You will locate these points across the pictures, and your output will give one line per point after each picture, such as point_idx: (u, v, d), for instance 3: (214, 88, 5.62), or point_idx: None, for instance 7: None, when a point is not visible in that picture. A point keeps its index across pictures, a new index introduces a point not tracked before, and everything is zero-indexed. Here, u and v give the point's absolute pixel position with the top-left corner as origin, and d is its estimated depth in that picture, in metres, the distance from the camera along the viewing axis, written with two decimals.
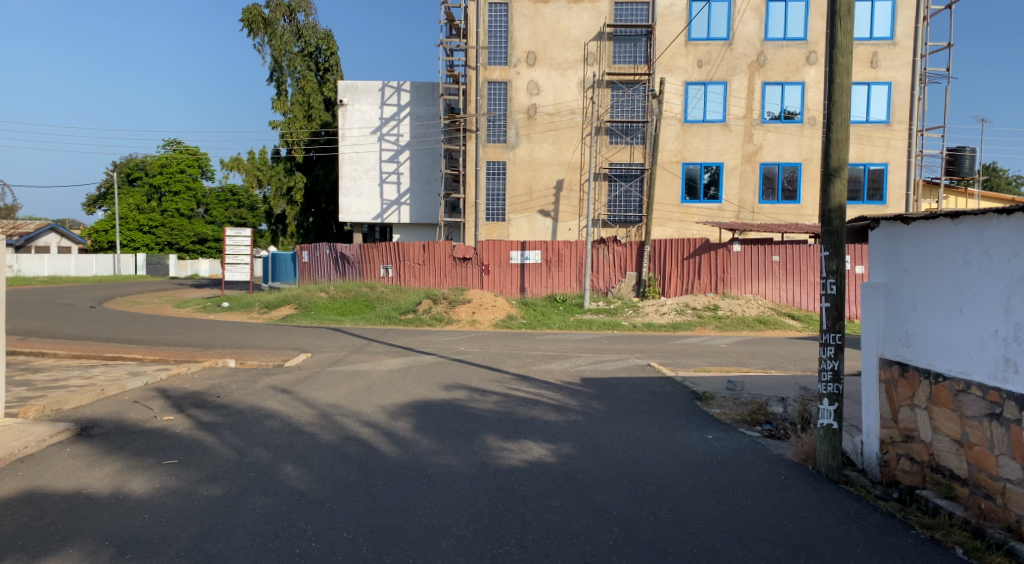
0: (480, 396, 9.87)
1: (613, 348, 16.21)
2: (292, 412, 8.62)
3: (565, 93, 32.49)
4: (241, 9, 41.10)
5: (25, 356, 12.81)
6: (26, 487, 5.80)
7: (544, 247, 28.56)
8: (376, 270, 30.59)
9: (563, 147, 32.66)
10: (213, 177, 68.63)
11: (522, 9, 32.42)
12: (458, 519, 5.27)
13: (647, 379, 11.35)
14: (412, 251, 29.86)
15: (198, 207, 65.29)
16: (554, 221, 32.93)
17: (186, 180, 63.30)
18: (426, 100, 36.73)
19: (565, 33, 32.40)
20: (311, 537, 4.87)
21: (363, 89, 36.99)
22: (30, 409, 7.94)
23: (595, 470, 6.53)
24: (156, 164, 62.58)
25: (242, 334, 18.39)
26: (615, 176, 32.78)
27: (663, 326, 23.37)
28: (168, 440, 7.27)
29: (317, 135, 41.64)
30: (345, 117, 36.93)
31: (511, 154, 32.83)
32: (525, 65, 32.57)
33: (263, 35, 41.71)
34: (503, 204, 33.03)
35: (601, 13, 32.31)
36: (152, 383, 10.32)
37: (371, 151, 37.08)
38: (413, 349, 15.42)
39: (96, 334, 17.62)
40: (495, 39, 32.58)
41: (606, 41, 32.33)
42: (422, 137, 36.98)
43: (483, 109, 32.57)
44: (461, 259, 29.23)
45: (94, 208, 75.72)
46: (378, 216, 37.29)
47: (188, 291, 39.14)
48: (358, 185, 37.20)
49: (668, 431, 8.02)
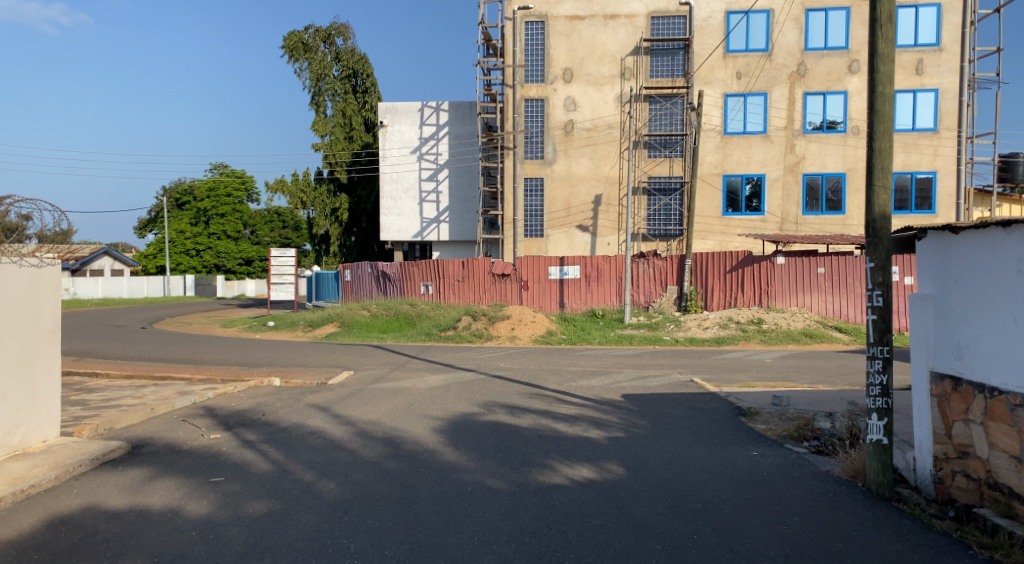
0: (524, 413, 9.79)
1: (655, 363, 15.98)
2: (334, 430, 8.70)
3: (603, 108, 32.52)
4: (282, 38, 43.00)
5: (80, 376, 13.17)
6: (84, 503, 5.98)
7: (583, 261, 28.45)
8: (417, 287, 30.96)
9: (601, 161, 32.64)
10: (259, 198, 70.98)
11: (559, 27, 32.65)
12: (499, 537, 5.26)
13: (690, 396, 11.12)
14: (451, 268, 30.14)
15: (247, 228, 68.80)
16: (593, 236, 32.83)
17: (233, 203, 65.20)
18: (464, 119, 37.16)
19: (602, 49, 32.46)
20: (353, 555, 4.91)
21: (403, 110, 37.55)
22: (84, 428, 8.16)
23: (638, 488, 6.45)
24: (204, 187, 64.41)
25: (288, 352, 18.66)
26: (654, 190, 32.62)
27: (706, 341, 23.05)
28: (214, 458, 7.41)
29: (358, 156, 42.37)
30: (385, 138, 37.52)
31: (549, 170, 32.95)
32: (562, 81, 32.72)
33: (304, 61, 43.07)
34: (541, 220, 33.09)
35: (637, 28, 32.26)
36: (200, 401, 10.53)
37: (411, 171, 37.61)
38: (453, 365, 15.45)
39: (147, 353, 18.11)
40: (532, 56, 32.79)
41: (643, 56, 32.26)
42: (460, 156, 37.31)
43: (521, 127, 32.81)
44: (500, 276, 29.33)
45: (145, 232, 78.19)
46: (418, 234, 37.73)
47: (234, 311, 39.86)
48: (398, 205, 37.78)
49: (712, 447, 7.87)
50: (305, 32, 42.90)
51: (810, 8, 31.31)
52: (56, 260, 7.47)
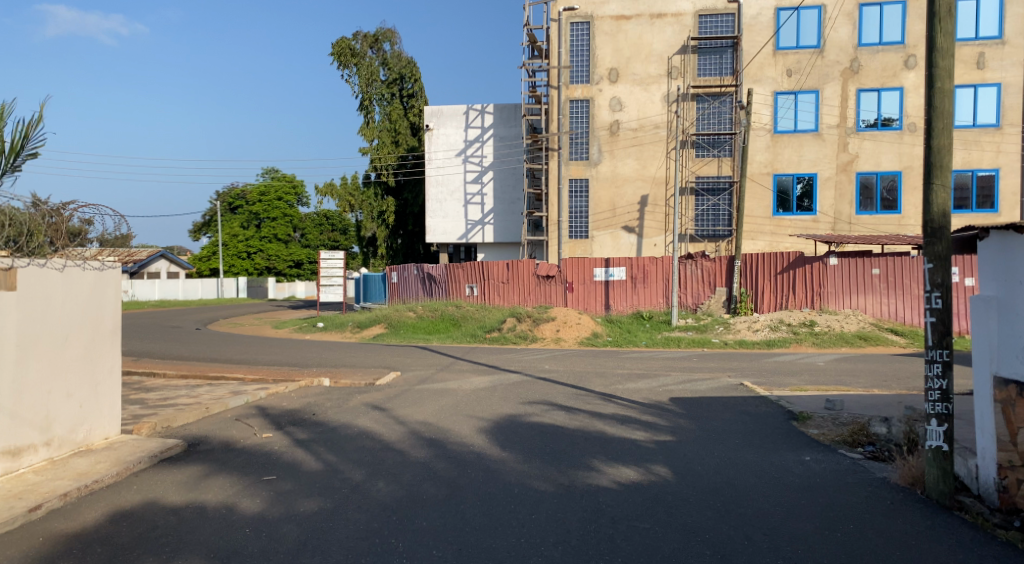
0: (572, 415, 9.76)
1: (704, 366, 15.78)
2: (383, 430, 8.80)
3: (649, 108, 32.31)
4: (331, 44, 43.81)
5: (139, 376, 13.60)
6: (145, 498, 6.17)
7: (629, 263, 28.23)
8: (462, 289, 31.17)
9: (648, 162, 32.35)
10: (309, 201, 71.97)
11: (605, 27, 32.47)
12: (546, 539, 5.24)
13: (740, 400, 10.94)
14: (496, 269, 30.24)
15: (298, 231, 70.08)
16: (639, 237, 32.55)
17: (284, 208, 66.21)
18: (509, 121, 37.24)
19: (648, 48, 32.22)
20: (402, 554, 4.95)
21: (449, 113, 37.88)
22: (143, 426, 8.42)
23: (686, 493, 6.35)
24: (256, 192, 65.60)
25: (338, 353, 18.96)
26: (703, 190, 32.24)
27: (756, 344, 22.65)
28: (267, 456, 7.57)
29: (405, 159, 42.91)
30: (431, 141, 37.92)
31: (594, 171, 32.80)
32: (608, 81, 32.54)
33: (352, 66, 43.81)
34: (587, 221, 33.01)
35: (685, 26, 31.95)
36: (253, 401, 10.77)
37: (456, 173, 37.92)
38: (498, 367, 15.50)
39: (203, 354, 18.58)
40: (577, 57, 32.71)
41: (690, 54, 31.92)
42: (505, 158, 37.40)
43: (566, 128, 32.73)
44: (545, 277, 29.33)
45: (200, 235, 80.33)
46: (464, 236, 37.99)
47: (284, 312, 40.76)
48: (443, 207, 38.13)
49: (763, 452, 7.72)
50: (353, 38, 43.64)
51: (863, 3, 30.61)
52: (116, 264, 7.72)
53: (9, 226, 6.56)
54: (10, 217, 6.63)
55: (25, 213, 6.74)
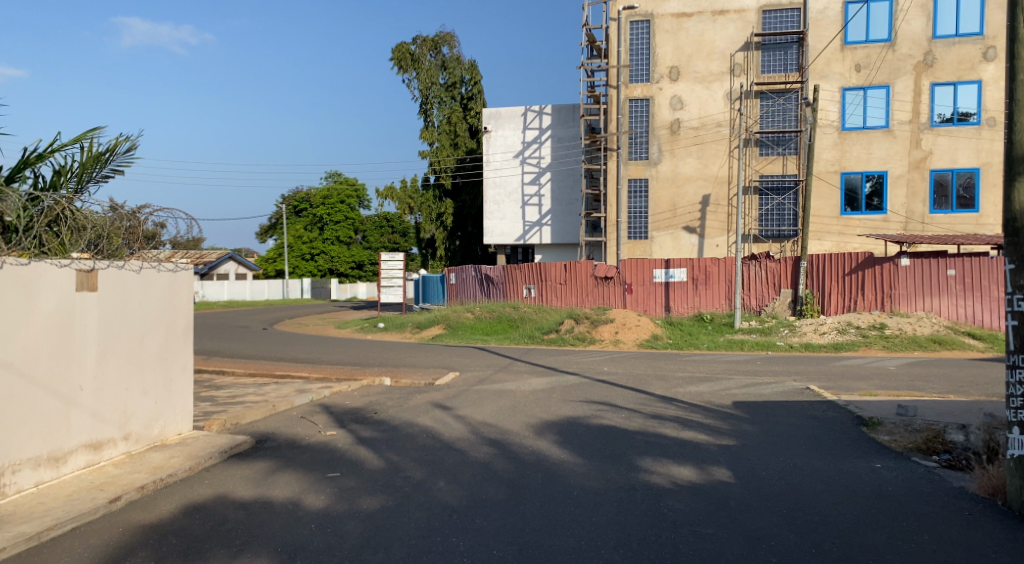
0: (634, 417, 9.67)
1: (768, 369, 15.44)
2: (444, 429, 8.89)
3: (711, 106, 31.81)
4: (391, 49, 44.58)
5: (210, 373, 14.08)
6: (216, 492, 6.38)
7: (689, 264, 27.86)
8: (519, 290, 31.36)
9: (710, 161, 31.88)
10: (370, 204, 73.69)
11: (665, 25, 32.12)
12: (607, 542, 5.20)
13: (806, 404, 10.66)
14: (554, 270, 30.35)
15: (359, 233, 71.85)
16: (700, 237, 32.15)
17: (345, 210, 67.82)
18: (567, 122, 37.19)
19: (709, 45, 31.73)
20: (463, 554, 4.98)
21: (507, 115, 38.12)
22: (214, 422, 8.71)
23: (750, 499, 6.22)
24: (320, 195, 67.40)
25: (401, 353, 19.24)
26: (767, 189, 31.51)
27: (823, 347, 22.03)
28: (331, 454, 7.73)
29: (463, 161, 43.31)
30: (489, 143, 38.24)
31: (653, 170, 32.45)
32: (668, 80, 32.16)
33: (412, 71, 44.54)
34: (646, 222, 32.68)
35: (748, 23, 31.37)
36: (317, 399, 11.01)
37: (514, 175, 38.15)
38: (556, 369, 15.47)
39: (271, 353, 19.10)
40: (637, 56, 32.44)
41: (754, 51, 31.33)
42: (563, 159, 37.38)
43: (625, 127, 32.48)
44: (603, 278, 29.19)
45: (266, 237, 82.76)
46: (521, 237, 38.15)
47: (344, 312, 41.62)
48: (501, 209, 38.34)
49: (831, 458, 7.50)
50: (412, 42, 44.31)
51: None
52: (188, 265, 8.02)
53: (90, 230, 6.96)
54: (89, 222, 7.02)
55: (102, 217, 7.12)
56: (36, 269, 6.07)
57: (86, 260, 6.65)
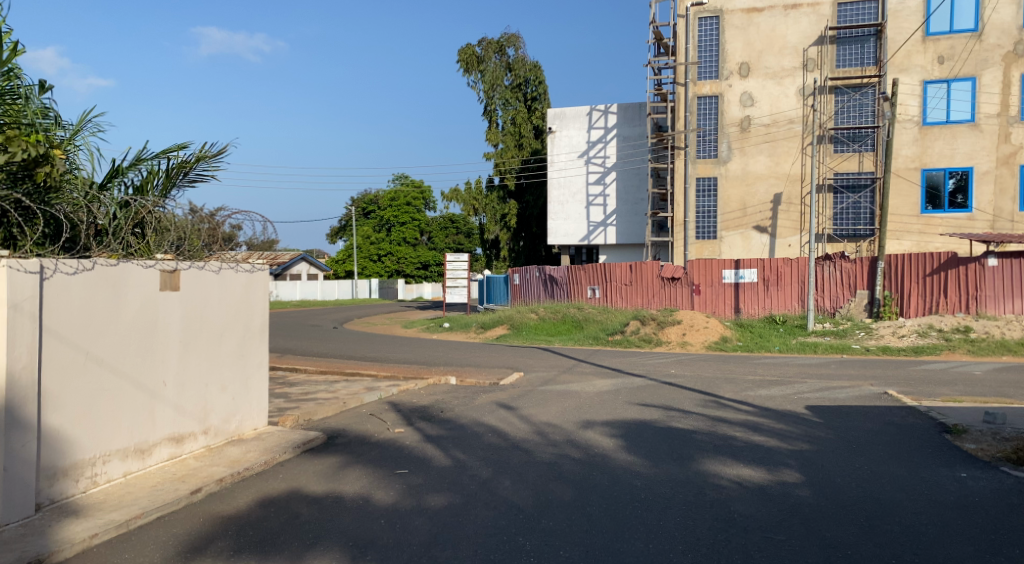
0: (703, 420, 9.51)
1: (842, 373, 14.95)
2: (510, 429, 8.94)
3: (782, 102, 31.03)
4: (457, 52, 45.16)
5: (284, 371, 14.55)
6: (289, 486, 6.58)
7: (760, 264, 27.17)
8: (584, 291, 31.31)
9: (781, 158, 31.13)
10: (435, 205, 75.29)
11: (735, 21, 31.49)
12: (675, 546, 5.13)
13: (885, 409, 10.28)
14: (618, 271, 30.11)
15: (425, 235, 73.40)
16: (772, 237, 31.43)
17: (412, 212, 69.80)
18: (634, 120, 36.84)
19: (782, 40, 30.96)
20: (530, 553, 4.99)
21: (572, 115, 38.18)
22: (287, 418, 8.99)
23: (824, 505, 6.03)
24: (388, 198, 69.72)
25: (468, 352, 19.44)
26: (842, 187, 30.59)
27: (901, 350, 21.17)
28: (399, 450, 7.87)
29: (527, 162, 43.46)
30: (554, 144, 38.27)
31: (723, 169, 31.87)
32: (738, 76, 31.52)
33: (477, 73, 45.02)
34: (715, 222, 32.15)
35: (822, 16, 30.45)
36: (385, 397, 11.25)
37: (579, 175, 38.09)
38: (622, 370, 15.35)
39: (343, 352, 19.60)
40: (705, 53, 31.89)
41: (828, 45, 30.36)
42: (628, 158, 37.04)
43: (693, 125, 31.96)
44: (670, 279, 28.90)
45: (336, 239, 85.25)
46: (585, 237, 37.98)
47: (409, 312, 42.38)
48: (565, 209, 38.33)
49: (911, 466, 7.20)
50: (478, 45, 44.76)
51: None
52: (264, 266, 8.29)
53: (173, 231, 7.24)
54: (172, 224, 7.35)
55: (185, 219, 7.43)
56: (125, 269, 6.38)
57: (170, 261, 6.94)
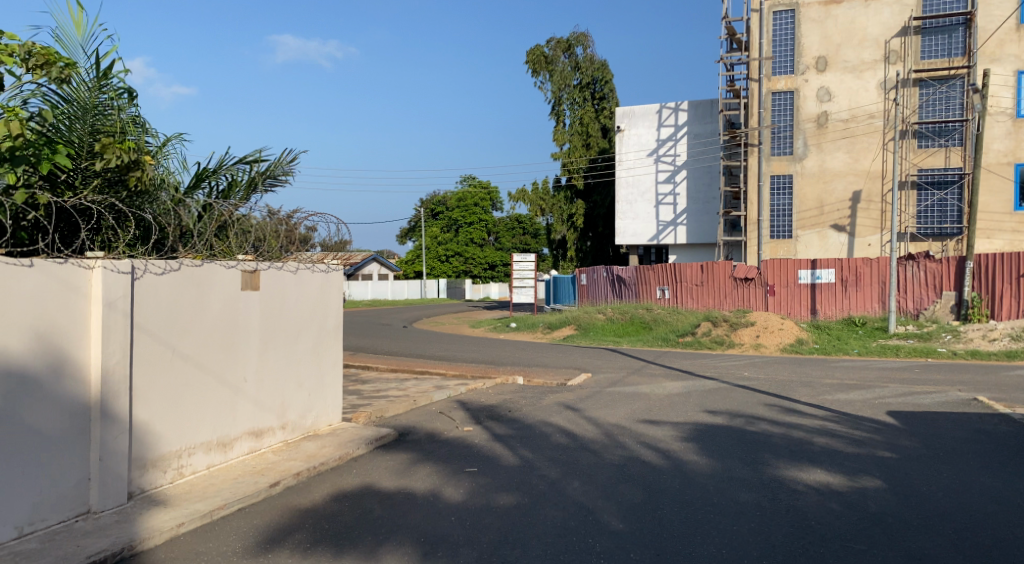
0: (778, 424, 9.26)
1: (929, 378, 14.30)
2: (578, 429, 8.92)
3: (862, 96, 30.04)
4: (525, 53, 45.35)
5: (358, 369, 14.91)
6: (362, 481, 6.74)
7: (838, 264, 26.27)
8: (652, 292, 31.02)
9: (860, 155, 30.07)
10: (502, 206, 76.01)
11: (812, 14, 30.56)
12: (750, 553, 5.01)
13: (974, 417, 9.79)
14: (689, 271, 29.70)
15: (492, 235, 73.82)
16: (851, 236, 30.45)
17: (479, 213, 70.89)
18: (705, 118, 36.31)
19: (862, 32, 29.92)
20: (600, 556, 4.96)
21: (641, 114, 37.75)
22: (361, 415, 9.22)
23: (909, 516, 5.78)
24: (456, 199, 71.02)
25: (540, 353, 19.48)
26: (927, 183, 29.20)
27: (992, 354, 20.12)
28: (467, 449, 7.96)
29: (595, 161, 43.22)
30: (622, 143, 37.89)
31: (799, 166, 30.93)
32: (815, 70, 30.55)
33: (545, 73, 45.11)
34: (791, 220, 31.25)
35: (905, 6, 29.29)
36: (454, 395, 11.39)
37: (647, 174, 37.61)
38: (693, 372, 15.10)
39: (417, 351, 19.94)
40: (780, 47, 31.04)
41: (912, 36, 29.27)
42: (700, 156, 36.52)
43: (767, 122, 31.18)
44: (743, 280, 28.32)
45: (405, 240, 86.94)
46: (655, 237, 37.59)
47: (477, 312, 42.75)
48: (634, 209, 37.93)
49: (1004, 477, 6.82)
50: (546, 45, 44.85)
51: None
52: (338, 266, 8.58)
53: (253, 233, 7.50)
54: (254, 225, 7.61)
55: (265, 221, 7.60)
56: (210, 269, 6.66)
57: (250, 262, 7.21)
